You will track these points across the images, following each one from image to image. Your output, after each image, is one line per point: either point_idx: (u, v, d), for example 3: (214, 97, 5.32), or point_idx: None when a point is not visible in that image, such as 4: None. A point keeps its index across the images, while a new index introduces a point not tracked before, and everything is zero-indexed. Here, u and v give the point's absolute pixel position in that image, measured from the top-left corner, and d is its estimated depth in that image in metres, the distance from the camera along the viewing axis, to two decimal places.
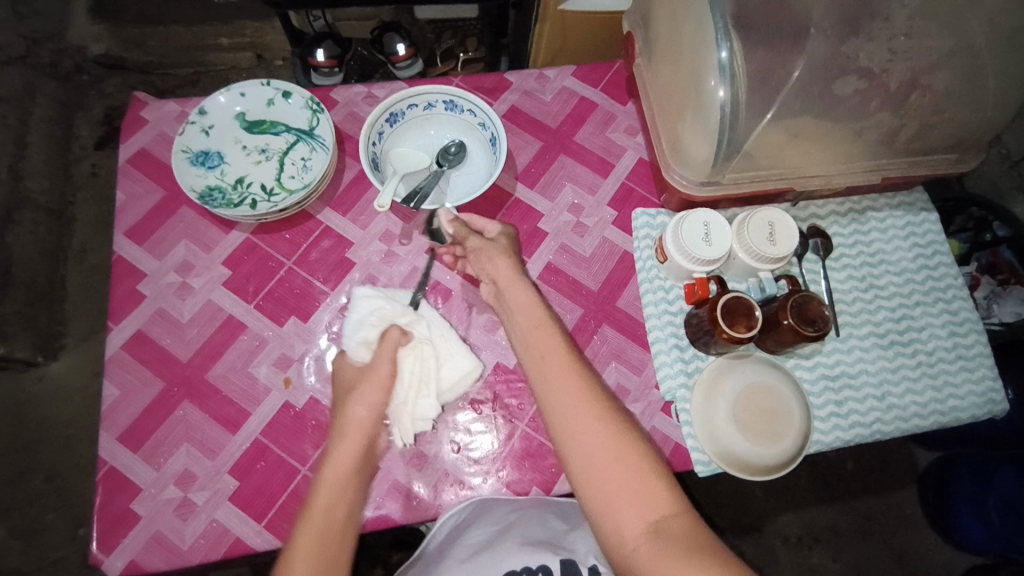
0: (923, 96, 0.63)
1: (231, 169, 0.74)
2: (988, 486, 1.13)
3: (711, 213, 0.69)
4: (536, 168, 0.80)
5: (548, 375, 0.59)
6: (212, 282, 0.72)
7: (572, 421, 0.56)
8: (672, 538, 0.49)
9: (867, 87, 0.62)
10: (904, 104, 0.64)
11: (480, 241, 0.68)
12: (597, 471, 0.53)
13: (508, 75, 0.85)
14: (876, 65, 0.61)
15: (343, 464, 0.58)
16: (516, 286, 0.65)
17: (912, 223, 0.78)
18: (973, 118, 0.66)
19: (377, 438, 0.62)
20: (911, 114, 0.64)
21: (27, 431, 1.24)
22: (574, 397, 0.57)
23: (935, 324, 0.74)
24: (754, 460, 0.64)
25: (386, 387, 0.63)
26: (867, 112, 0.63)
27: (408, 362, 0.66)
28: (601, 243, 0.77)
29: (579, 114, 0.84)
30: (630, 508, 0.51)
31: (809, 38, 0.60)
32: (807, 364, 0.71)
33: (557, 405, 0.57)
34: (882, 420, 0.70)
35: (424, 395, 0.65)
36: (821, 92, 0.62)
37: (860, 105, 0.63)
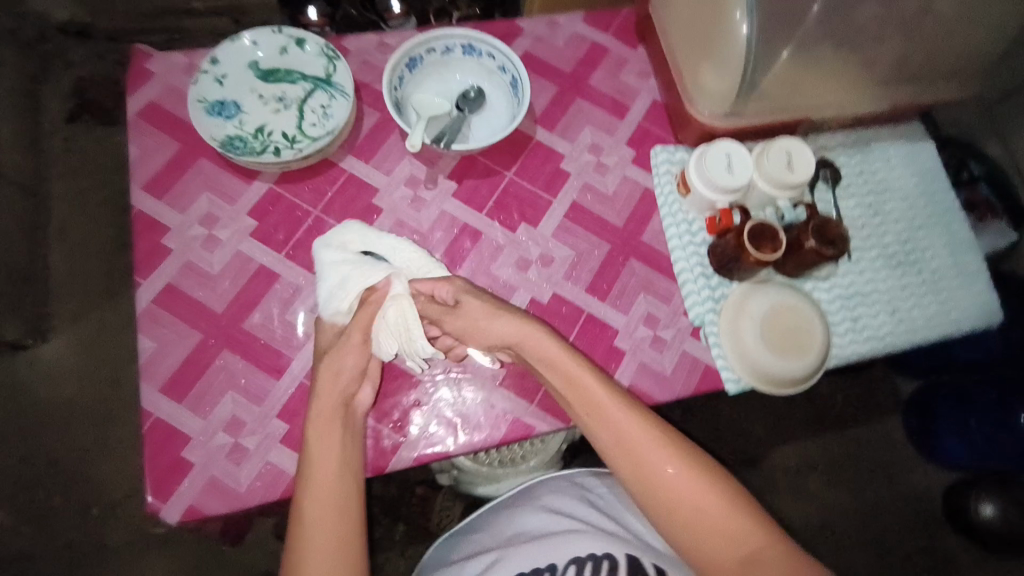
0: (932, 22, 0.67)
1: (250, 119, 0.73)
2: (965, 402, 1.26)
3: (733, 144, 0.71)
4: (554, 111, 0.81)
5: (609, 434, 0.63)
6: (240, 233, 0.71)
7: (643, 470, 0.61)
8: (767, 570, 0.53)
9: (881, 15, 0.65)
10: (913, 32, 0.67)
11: (452, 315, 0.67)
12: (681, 509, 0.59)
13: (519, 21, 0.85)
14: None
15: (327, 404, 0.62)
16: (513, 317, 0.66)
17: (911, 153, 0.82)
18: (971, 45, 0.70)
19: (356, 399, 0.64)
20: (920, 41, 0.68)
21: (24, 416, 1.20)
22: (640, 450, 0.61)
23: (936, 245, 0.79)
24: (780, 372, 0.69)
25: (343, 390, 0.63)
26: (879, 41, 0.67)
27: (387, 314, 0.66)
28: (623, 181, 0.79)
29: (592, 58, 0.85)
30: (720, 544, 0.56)
31: None
32: (824, 285, 0.75)
33: (626, 460, 0.62)
34: (893, 333, 0.75)
35: (414, 338, 0.65)
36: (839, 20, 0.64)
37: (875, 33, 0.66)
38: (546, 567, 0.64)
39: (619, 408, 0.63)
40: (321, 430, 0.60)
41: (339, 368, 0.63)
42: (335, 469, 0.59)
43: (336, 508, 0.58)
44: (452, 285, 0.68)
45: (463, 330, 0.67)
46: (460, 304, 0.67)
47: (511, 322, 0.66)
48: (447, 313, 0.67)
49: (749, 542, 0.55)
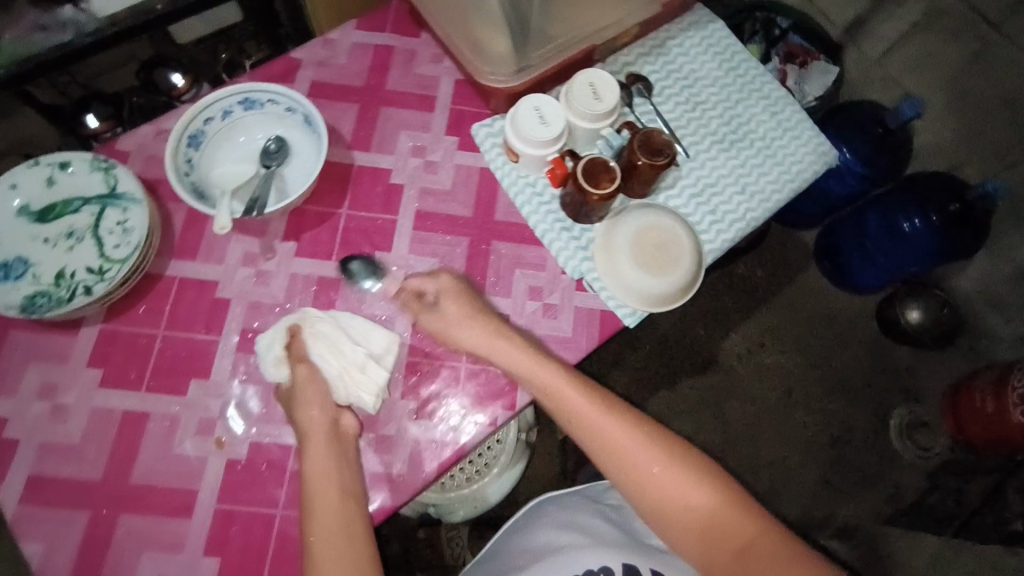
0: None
1: (45, 268, 0.66)
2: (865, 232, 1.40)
3: (539, 97, 0.70)
4: (364, 130, 0.78)
5: (598, 438, 0.64)
6: (87, 390, 0.65)
7: (646, 484, 0.62)
8: (762, 562, 0.56)
9: None
10: None
11: (433, 317, 0.68)
12: (687, 519, 0.60)
13: (293, 54, 0.81)
14: None
15: (316, 442, 0.61)
16: (501, 343, 0.66)
17: (706, 37, 0.85)
18: None
19: (341, 423, 0.63)
20: None
21: None
22: (630, 453, 0.63)
23: (757, 112, 0.82)
24: (664, 290, 0.71)
25: (327, 418, 0.62)
26: None
27: (319, 347, 0.65)
28: (457, 171, 0.77)
29: (381, 63, 0.82)
30: (714, 544, 0.59)
31: None
32: (675, 191, 0.77)
33: (630, 479, 0.63)
34: (749, 207, 0.78)
35: (351, 355, 0.66)
36: None
37: None
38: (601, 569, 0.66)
39: (599, 414, 0.65)
40: (320, 485, 0.59)
41: (314, 422, 0.62)
42: (336, 506, 0.59)
43: (341, 548, 0.57)
44: (436, 281, 0.69)
45: (438, 330, 0.68)
46: (440, 305, 0.68)
47: (502, 351, 0.66)
48: (426, 313, 0.68)
49: (740, 538, 0.58)
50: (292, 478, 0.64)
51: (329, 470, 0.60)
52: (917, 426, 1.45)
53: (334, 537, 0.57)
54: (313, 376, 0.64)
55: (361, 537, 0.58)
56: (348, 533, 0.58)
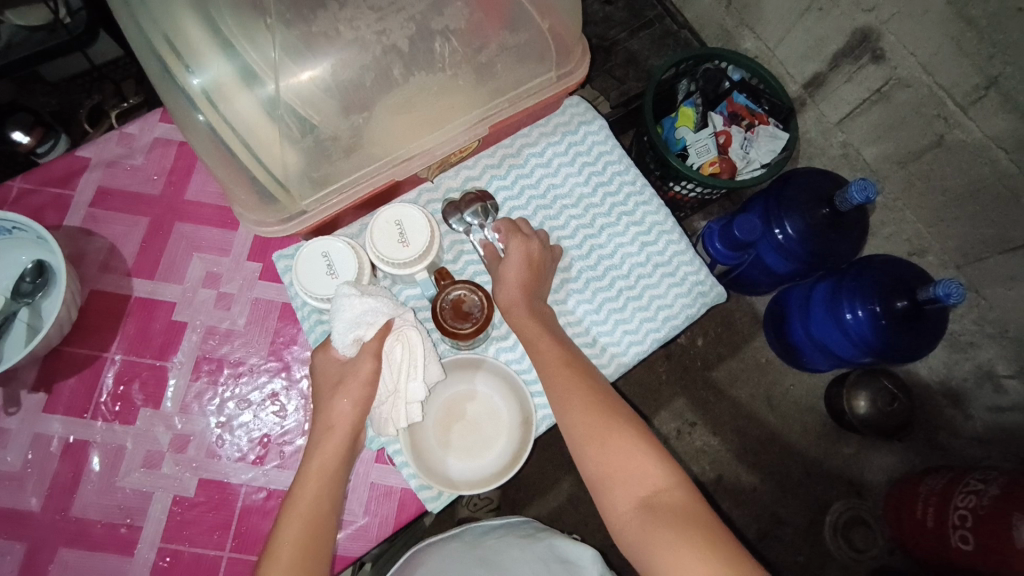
0: (447, 42, 0.56)
1: None
2: (810, 306, 1.23)
3: (329, 240, 0.59)
4: (150, 250, 0.67)
5: (541, 360, 0.59)
6: None
7: (601, 452, 0.54)
8: (662, 513, 0.50)
9: (371, 58, 0.54)
10: (429, 59, 0.56)
11: (501, 267, 0.62)
12: (634, 497, 0.52)
13: (81, 151, 0.70)
14: (366, 33, 0.54)
15: (354, 407, 0.57)
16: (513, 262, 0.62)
17: (573, 144, 0.71)
18: (521, 40, 0.58)
19: (361, 435, 0.59)
20: (448, 63, 0.56)
21: None
22: (566, 385, 0.57)
23: (625, 244, 0.69)
24: (472, 478, 0.59)
25: (354, 420, 0.57)
26: (395, 82, 0.55)
27: (395, 349, 0.57)
28: (254, 306, 0.66)
29: (185, 165, 0.70)
30: (619, 486, 0.53)
31: (272, 31, 0.52)
32: (509, 344, 0.65)
33: (587, 450, 0.54)
34: (599, 365, 0.66)
35: (411, 376, 0.57)
36: (332, 84, 0.54)
37: (380, 78, 0.55)
38: None
39: (553, 344, 0.59)
40: (329, 440, 0.56)
41: (338, 406, 0.56)
42: (334, 471, 0.55)
43: (309, 537, 0.52)
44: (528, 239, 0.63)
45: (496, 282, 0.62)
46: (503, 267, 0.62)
47: (506, 269, 0.62)
48: (494, 261, 0.63)
49: (647, 483, 0.52)
50: None
51: (338, 436, 0.56)
52: (851, 524, 1.34)
53: (306, 506, 0.53)
54: (372, 383, 0.57)
55: (324, 546, 0.53)
56: (324, 511, 0.54)
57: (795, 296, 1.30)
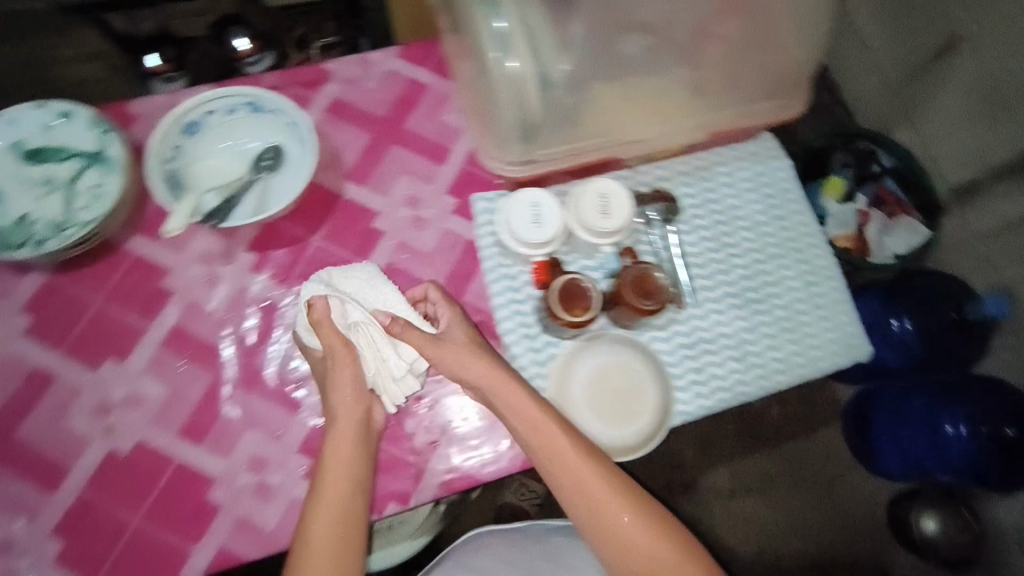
0: (718, 46, 0.58)
1: (11, 207, 0.66)
2: (901, 419, 1.18)
3: (541, 193, 0.65)
4: (366, 163, 0.74)
5: (518, 419, 0.60)
6: (11, 335, 0.66)
7: (573, 484, 0.58)
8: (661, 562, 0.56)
9: (654, 42, 0.56)
10: (699, 56, 0.58)
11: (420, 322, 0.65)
12: (609, 524, 0.58)
13: (328, 63, 0.78)
14: (659, 19, 0.55)
15: (353, 403, 0.61)
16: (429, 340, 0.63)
17: (761, 175, 0.75)
18: (782, 62, 0.60)
19: (374, 415, 0.63)
20: (712, 64, 0.59)
21: None
22: (550, 443, 0.59)
23: (790, 277, 0.72)
24: (609, 440, 0.64)
25: (359, 408, 0.61)
26: (663, 68, 0.58)
27: (359, 336, 0.62)
28: (443, 235, 0.72)
29: (410, 98, 0.77)
30: (618, 538, 0.57)
31: None
32: (664, 335, 0.69)
33: (563, 481, 0.59)
34: (742, 381, 0.69)
35: (385, 354, 0.63)
36: (609, 53, 0.56)
37: (653, 60, 0.57)
38: None
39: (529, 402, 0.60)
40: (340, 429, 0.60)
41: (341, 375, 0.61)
42: (350, 454, 0.59)
43: (340, 516, 0.57)
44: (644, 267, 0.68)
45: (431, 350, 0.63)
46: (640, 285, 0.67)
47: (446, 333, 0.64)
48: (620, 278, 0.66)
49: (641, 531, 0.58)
50: (157, 494, 0.63)
51: (354, 417, 0.61)
52: None
53: (336, 486, 0.58)
54: (354, 363, 0.62)
55: (359, 515, 0.58)
56: (352, 490, 0.58)
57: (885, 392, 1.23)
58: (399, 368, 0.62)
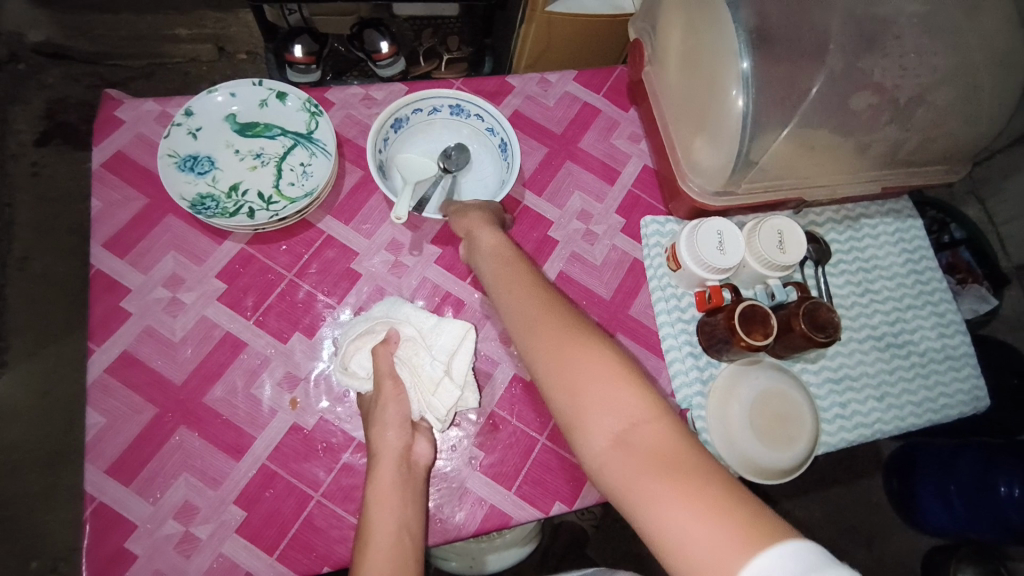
0: (926, 111, 0.62)
1: (225, 175, 0.69)
2: (949, 470, 1.22)
3: (725, 222, 0.70)
4: (543, 174, 0.79)
5: (536, 337, 0.53)
6: (206, 297, 0.67)
7: (575, 378, 0.49)
8: (695, 495, 0.41)
9: (879, 101, 0.60)
10: (909, 119, 0.63)
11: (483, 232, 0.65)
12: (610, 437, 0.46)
13: (510, 78, 0.84)
14: (889, 81, 0.60)
15: (391, 449, 0.58)
16: (506, 278, 0.60)
17: (901, 230, 0.82)
18: (973, 135, 0.66)
19: (414, 451, 0.60)
20: (917, 128, 0.64)
21: None
22: (568, 353, 0.50)
23: (925, 327, 0.78)
24: (769, 463, 0.67)
25: (398, 444, 0.59)
26: (876, 126, 0.62)
27: (404, 361, 0.64)
28: (611, 251, 0.77)
29: (583, 120, 0.83)
30: (640, 470, 0.44)
31: (830, 53, 0.59)
32: (813, 368, 0.74)
33: (564, 378, 0.50)
34: (881, 419, 0.73)
35: (434, 380, 0.63)
36: (838, 106, 0.60)
37: (871, 118, 0.61)
38: None
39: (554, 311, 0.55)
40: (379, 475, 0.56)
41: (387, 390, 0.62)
42: (394, 502, 0.55)
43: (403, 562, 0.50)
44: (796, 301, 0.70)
45: (493, 252, 0.63)
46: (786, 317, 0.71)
47: (505, 287, 0.60)
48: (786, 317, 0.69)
49: (665, 452, 0.44)
50: (342, 469, 0.63)
51: (393, 463, 0.57)
52: None
53: (380, 531, 0.52)
54: (397, 397, 0.61)
55: (414, 561, 0.51)
56: (402, 540, 0.52)
57: (934, 456, 1.27)
58: (447, 397, 0.63)
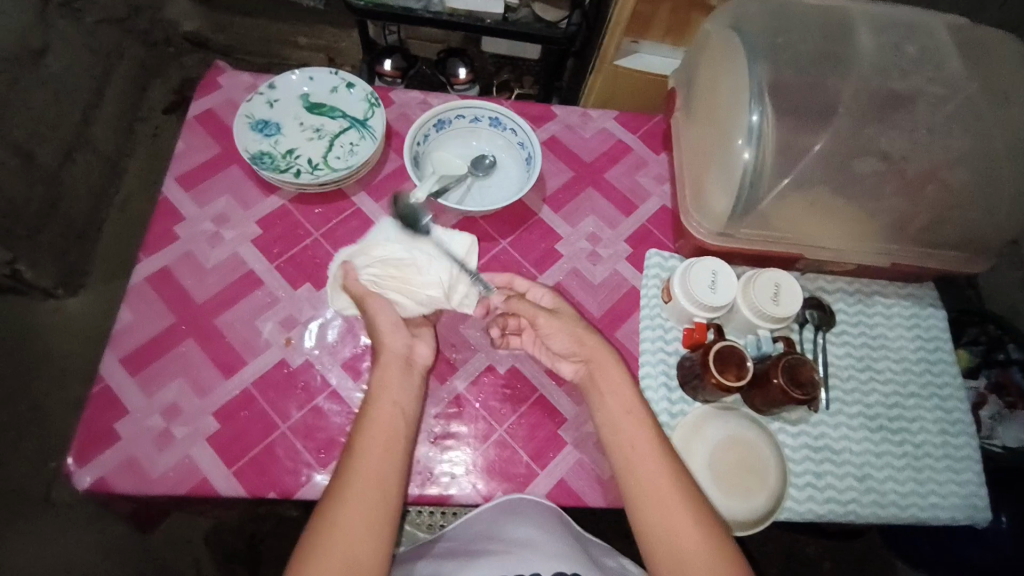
0: (938, 189, 0.66)
1: (285, 141, 0.80)
2: None
3: (721, 263, 0.71)
4: (563, 195, 0.85)
5: (632, 453, 0.60)
6: (242, 238, 0.77)
7: (641, 478, 0.59)
8: None
9: (885, 169, 0.65)
10: (919, 193, 0.66)
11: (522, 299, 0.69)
12: (671, 537, 0.56)
13: (554, 108, 0.91)
14: (895, 152, 0.64)
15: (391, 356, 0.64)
16: (606, 360, 0.66)
17: (917, 317, 0.80)
18: (986, 222, 0.68)
19: (414, 353, 0.67)
20: (924, 203, 0.66)
21: (42, 359, 1.27)
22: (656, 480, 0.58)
23: (925, 418, 0.74)
24: (724, 512, 0.65)
25: (401, 347, 0.65)
26: (882, 195, 0.65)
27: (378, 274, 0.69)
28: (611, 274, 0.80)
29: (613, 154, 0.89)
30: None
31: (835, 117, 0.64)
32: (791, 430, 0.72)
33: (631, 478, 0.59)
34: (858, 501, 0.69)
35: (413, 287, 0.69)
36: (841, 168, 0.64)
37: (875, 185, 0.65)
38: None
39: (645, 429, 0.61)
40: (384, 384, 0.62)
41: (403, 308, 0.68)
42: (392, 413, 0.60)
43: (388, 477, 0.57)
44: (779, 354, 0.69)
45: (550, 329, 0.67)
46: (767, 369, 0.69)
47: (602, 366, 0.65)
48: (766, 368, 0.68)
49: None
50: (312, 410, 0.68)
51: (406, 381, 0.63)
52: None
53: (378, 442, 0.58)
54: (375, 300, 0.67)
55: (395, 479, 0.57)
56: (389, 450, 0.58)
57: None
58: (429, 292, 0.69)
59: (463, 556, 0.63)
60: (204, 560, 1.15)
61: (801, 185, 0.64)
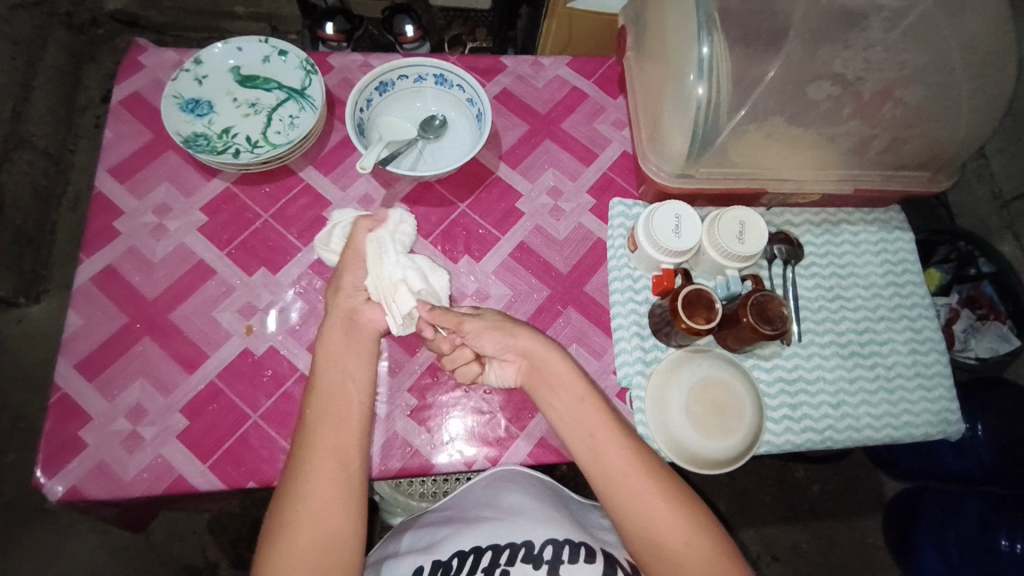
0: (895, 108, 0.64)
1: (219, 120, 0.75)
2: (951, 521, 1.07)
3: (684, 206, 0.69)
4: (521, 150, 0.81)
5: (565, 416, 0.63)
6: (188, 227, 0.73)
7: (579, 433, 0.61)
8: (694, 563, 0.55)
9: (840, 92, 0.62)
10: (876, 115, 0.64)
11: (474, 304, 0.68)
12: (622, 486, 0.59)
13: (504, 58, 0.87)
14: (850, 73, 0.62)
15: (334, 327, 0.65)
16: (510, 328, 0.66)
17: (884, 241, 0.79)
18: (944, 138, 0.66)
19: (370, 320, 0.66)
20: (883, 124, 0.64)
21: (15, 371, 1.24)
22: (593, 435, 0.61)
23: (897, 341, 0.75)
24: (704, 453, 0.65)
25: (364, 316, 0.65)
26: (840, 119, 0.64)
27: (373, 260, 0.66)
28: (576, 228, 0.78)
29: (570, 102, 0.85)
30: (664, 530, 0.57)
31: (787, 40, 0.61)
32: (765, 365, 0.72)
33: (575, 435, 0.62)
34: (834, 428, 0.70)
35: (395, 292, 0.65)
36: (796, 95, 0.62)
37: (833, 110, 0.63)
38: (521, 543, 0.58)
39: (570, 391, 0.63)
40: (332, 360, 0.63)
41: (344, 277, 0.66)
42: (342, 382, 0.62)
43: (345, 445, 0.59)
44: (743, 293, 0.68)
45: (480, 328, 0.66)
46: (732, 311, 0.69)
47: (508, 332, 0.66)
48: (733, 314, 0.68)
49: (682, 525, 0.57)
50: (282, 396, 0.67)
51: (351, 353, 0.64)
52: None
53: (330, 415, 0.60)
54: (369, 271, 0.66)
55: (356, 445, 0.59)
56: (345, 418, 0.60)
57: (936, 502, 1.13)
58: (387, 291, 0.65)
59: (458, 520, 0.63)
60: (210, 548, 1.17)
61: (758, 119, 0.62)
